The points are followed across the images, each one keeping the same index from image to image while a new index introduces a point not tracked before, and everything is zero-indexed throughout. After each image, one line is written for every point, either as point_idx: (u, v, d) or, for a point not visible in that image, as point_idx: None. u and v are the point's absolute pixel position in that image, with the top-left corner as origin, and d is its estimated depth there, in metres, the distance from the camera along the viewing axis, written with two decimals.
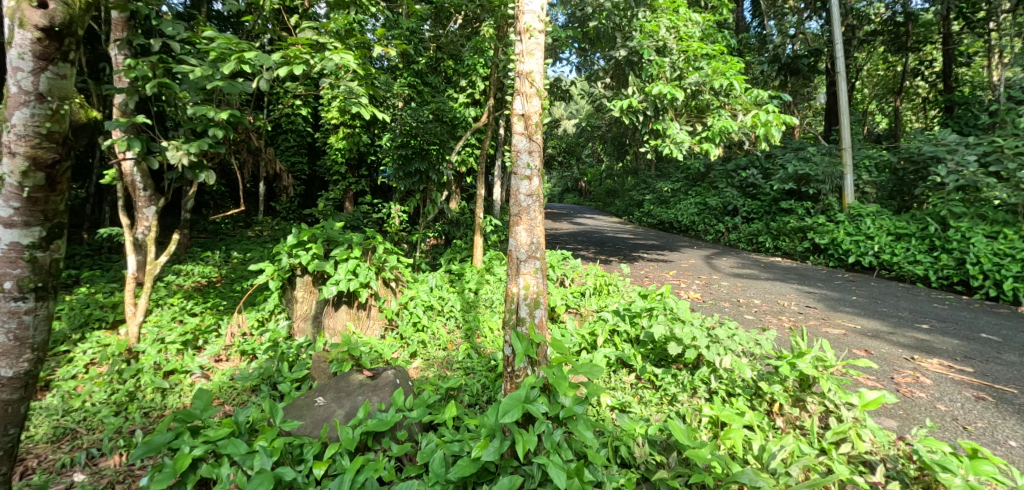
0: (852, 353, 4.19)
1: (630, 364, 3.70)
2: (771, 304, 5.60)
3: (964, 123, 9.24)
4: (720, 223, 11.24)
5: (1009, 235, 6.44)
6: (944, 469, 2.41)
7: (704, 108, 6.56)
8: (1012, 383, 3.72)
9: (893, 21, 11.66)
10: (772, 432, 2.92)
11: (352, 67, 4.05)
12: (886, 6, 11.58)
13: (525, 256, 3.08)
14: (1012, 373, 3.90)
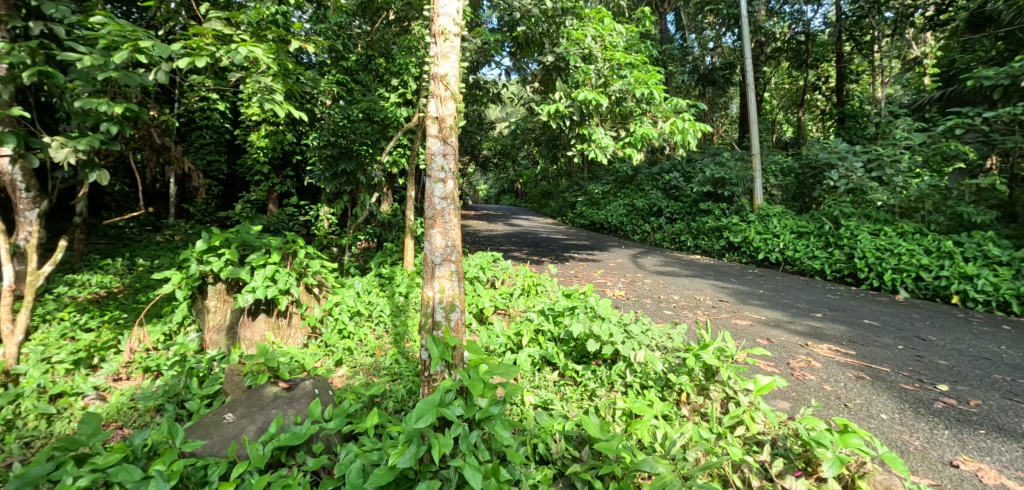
0: (755, 342, 4.50)
1: (554, 362, 3.79)
2: (687, 299, 5.91)
3: (853, 133, 10.45)
4: (646, 224, 11.68)
5: (888, 232, 7.15)
6: (819, 444, 2.63)
7: (627, 114, 6.80)
8: (887, 363, 4.15)
9: (795, 40, 12.57)
10: (678, 420, 3.09)
11: (262, 61, 3.82)
12: (790, 25, 12.52)
13: (440, 259, 3.08)
14: (888, 354, 4.35)
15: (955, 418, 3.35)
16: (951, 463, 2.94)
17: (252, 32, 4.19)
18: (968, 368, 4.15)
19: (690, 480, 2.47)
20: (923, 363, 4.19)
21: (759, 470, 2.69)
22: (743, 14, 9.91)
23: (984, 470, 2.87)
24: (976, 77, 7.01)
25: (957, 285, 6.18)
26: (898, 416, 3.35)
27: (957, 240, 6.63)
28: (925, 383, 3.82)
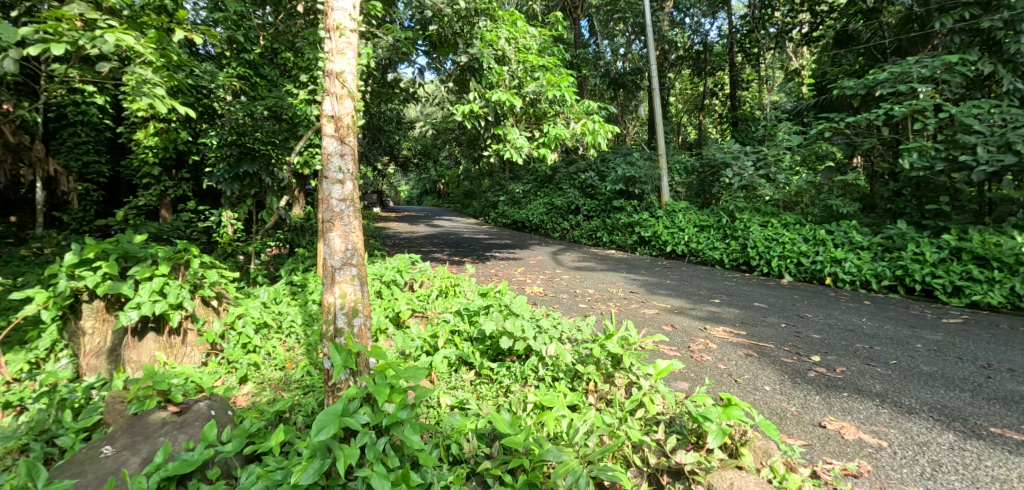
0: (660, 329, 4.78)
1: (470, 362, 3.79)
2: (601, 292, 6.13)
3: (746, 135, 11.31)
4: (565, 221, 11.96)
5: (775, 223, 7.84)
6: (705, 418, 2.84)
7: (540, 115, 6.91)
8: (771, 340, 4.56)
9: (695, 49, 13.79)
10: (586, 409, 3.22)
11: (135, 50, 3.47)
12: (690, 36, 13.47)
13: (341, 263, 3.00)
14: (772, 332, 4.79)
15: (824, 385, 3.75)
16: (819, 424, 3.28)
17: (127, 20, 3.82)
18: (837, 340, 4.65)
19: (592, 465, 2.59)
20: (801, 338, 4.64)
21: (656, 448, 2.84)
22: (648, 19, 10.29)
23: (845, 428, 3.24)
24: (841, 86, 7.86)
25: (829, 268, 6.86)
26: (779, 387, 3.70)
27: (829, 229, 7.38)
28: (802, 356, 4.25)
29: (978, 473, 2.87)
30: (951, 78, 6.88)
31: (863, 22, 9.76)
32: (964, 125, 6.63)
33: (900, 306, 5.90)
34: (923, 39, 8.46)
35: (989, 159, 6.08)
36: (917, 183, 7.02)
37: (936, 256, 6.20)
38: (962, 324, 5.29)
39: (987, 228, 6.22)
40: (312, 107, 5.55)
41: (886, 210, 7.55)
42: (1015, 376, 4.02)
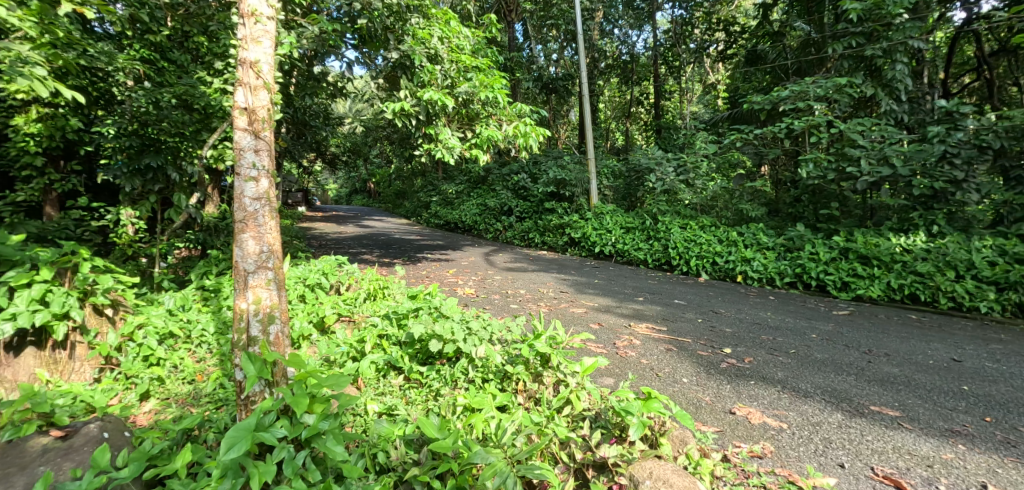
0: (588, 327, 4.90)
1: (399, 366, 3.68)
2: (533, 292, 6.17)
3: (669, 141, 11.90)
4: (497, 222, 11.95)
5: (693, 225, 8.28)
6: (627, 412, 2.89)
7: (473, 116, 6.83)
8: (688, 334, 4.84)
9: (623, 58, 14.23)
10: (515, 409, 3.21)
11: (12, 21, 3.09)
12: (618, 46, 14.02)
13: (255, 266, 2.81)
14: (689, 328, 5.06)
15: (734, 375, 4.00)
16: (729, 410, 3.48)
17: None
18: (746, 333, 4.98)
19: (519, 465, 2.57)
20: (715, 332, 4.96)
21: (582, 444, 2.87)
22: (579, 26, 10.48)
23: (751, 413, 3.45)
24: (750, 101, 8.65)
25: (739, 266, 7.34)
26: (695, 379, 3.91)
27: (740, 232, 7.88)
28: (715, 349, 4.52)
29: (861, 446, 3.14)
30: (840, 98, 7.81)
31: (768, 44, 10.55)
32: (850, 140, 7.48)
33: (798, 301, 6.41)
34: (817, 63, 9.53)
35: (870, 171, 7.04)
36: (814, 190, 7.90)
37: (829, 256, 6.83)
38: (849, 315, 5.83)
39: (868, 231, 6.94)
40: (227, 97, 5.23)
41: (788, 214, 8.24)
42: (892, 361, 4.48)
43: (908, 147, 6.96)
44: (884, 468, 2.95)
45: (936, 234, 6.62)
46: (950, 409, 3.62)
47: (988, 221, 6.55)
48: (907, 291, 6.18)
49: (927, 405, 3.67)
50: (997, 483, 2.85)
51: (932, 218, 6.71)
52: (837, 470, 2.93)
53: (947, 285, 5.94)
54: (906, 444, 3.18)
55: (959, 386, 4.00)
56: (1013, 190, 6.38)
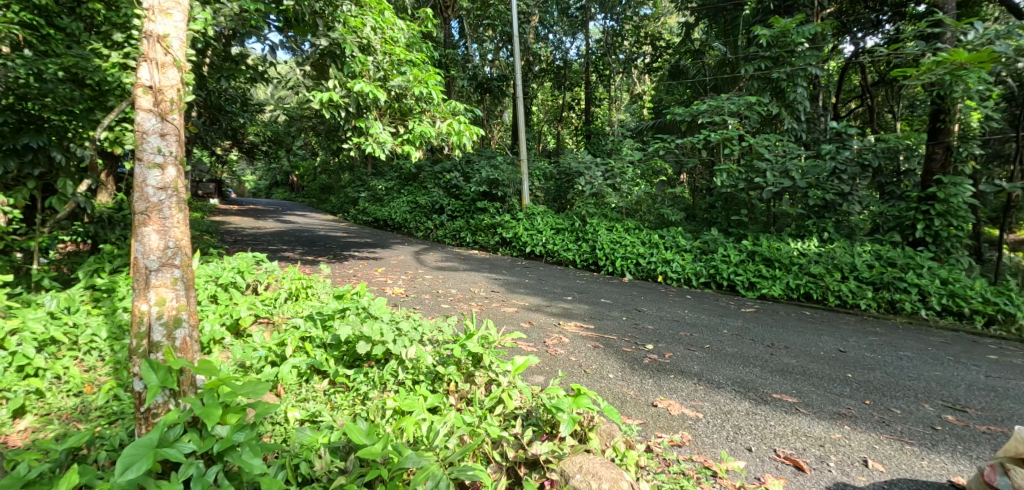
0: (519, 326, 4.88)
1: (323, 370, 3.46)
2: (464, 292, 6.07)
3: (598, 146, 12.21)
4: (428, 221, 11.66)
5: (619, 228, 8.55)
6: (557, 409, 2.87)
7: (406, 111, 6.61)
8: (614, 332, 4.96)
9: (557, 63, 14.40)
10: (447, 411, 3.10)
11: None
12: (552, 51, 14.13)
13: (158, 264, 2.54)
14: (615, 325, 5.18)
15: (656, 369, 4.12)
16: (652, 403, 3.57)
17: None
18: (666, 329, 5.17)
19: (452, 467, 2.46)
20: (638, 329, 5.12)
21: (514, 442, 2.81)
22: (515, 26, 10.43)
23: (672, 405, 3.56)
24: (671, 113, 9.12)
25: (660, 267, 7.64)
26: (621, 374, 3.99)
27: (661, 235, 8.28)
28: (639, 345, 4.64)
29: (766, 431, 3.31)
30: (751, 115, 8.45)
31: (689, 61, 11.75)
32: (758, 153, 8.16)
33: (713, 299, 6.76)
34: (731, 81, 10.46)
35: (774, 182, 7.74)
36: (726, 198, 8.40)
37: (737, 258, 7.33)
38: (756, 312, 6.22)
39: (771, 236, 7.56)
40: (127, 75, 4.74)
41: (703, 219, 8.75)
42: (790, 352, 4.81)
43: (806, 164, 7.76)
44: (784, 450, 3.13)
45: (826, 241, 7.35)
46: (837, 394, 3.93)
47: (867, 229, 7.45)
48: (803, 291, 6.73)
49: (820, 391, 3.96)
50: (877, 459, 3.10)
51: (823, 226, 7.45)
52: (745, 453, 3.07)
53: (837, 285, 6.55)
54: (801, 426, 3.39)
55: (845, 374, 4.36)
56: (885, 203, 7.48)
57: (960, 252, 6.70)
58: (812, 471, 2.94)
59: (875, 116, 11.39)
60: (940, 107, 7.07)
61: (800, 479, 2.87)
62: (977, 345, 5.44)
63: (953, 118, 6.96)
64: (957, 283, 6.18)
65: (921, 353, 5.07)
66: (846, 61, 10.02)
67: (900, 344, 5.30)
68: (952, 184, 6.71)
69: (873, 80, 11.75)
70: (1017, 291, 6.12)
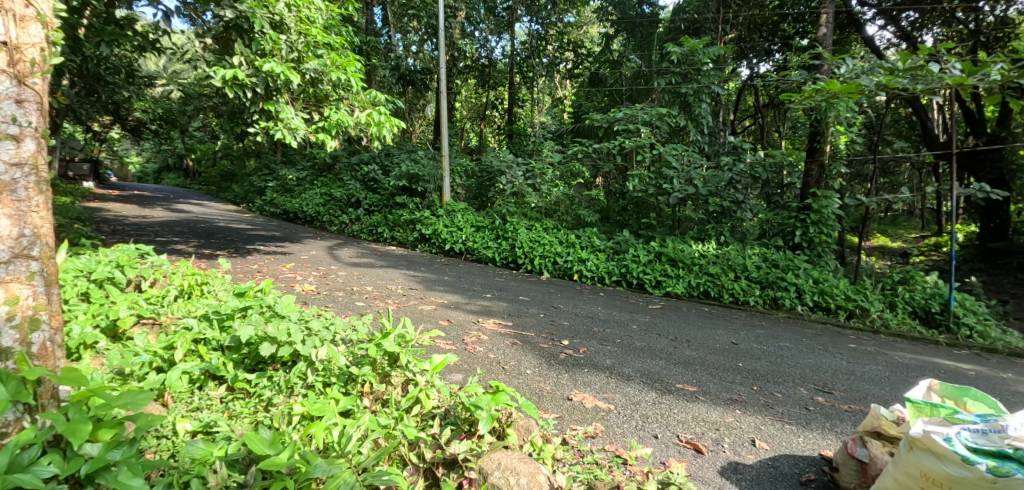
0: (437, 323, 4.74)
1: (220, 376, 3.14)
2: (380, 289, 5.81)
3: (519, 147, 12.27)
4: (343, 215, 10.99)
5: (538, 227, 8.62)
6: (476, 407, 2.76)
7: (322, 98, 6.19)
8: (532, 328, 4.96)
9: (482, 61, 14.28)
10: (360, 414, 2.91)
11: None
12: (477, 48, 13.93)
13: (10, 255, 2.17)
14: (533, 322, 5.19)
15: (572, 364, 4.16)
16: (567, 397, 3.58)
17: None
18: (581, 325, 5.27)
19: (365, 473, 2.29)
20: (555, 325, 5.16)
21: (432, 443, 2.69)
22: (440, 18, 10.17)
23: (586, 398, 3.59)
24: (590, 117, 9.33)
25: (576, 266, 7.78)
26: (538, 370, 3.98)
27: (577, 235, 8.47)
28: (556, 341, 4.67)
29: (670, 418, 3.43)
30: (662, 125, 8.85)
31: (608, 70, 12.31)
32: (666, 161, 8.61)
33: (625, 297, 6.97)
34: (645, 92, 11.02)
35: (680, 188, 8.20)
36: (638, 202, 8.72)
37: (646, 258, 7.66)
38: (662, 309, 6.49)
39: (676, 238, 8.04)
40: None
41: (616, 221, 9.05)
42: (691, 345, 5.06)
43: (708, 172, 8.24)
44: (686, 435, 3.25)
45: (722, 244, 7.97)
46: (729, 382, 4.17)
47: (756, 234, 8.14)
48: (702, 289, 7.18)
49: (715, 379, 4.18)
50: (763, 438, 3.30)
51: (720, 230, 8.07)
52: (652, 440, 3.16)
53: (730, 283, 7.11)
54: (700, 413, 3.55)
55: (737, 364, 4.65)
56: (771, 211, 8.22)
57: (828, 255, 7.56)
58: (709, 452, 3.08)
59: (765, 134, 12.42)
60: (816, 130, 7.98)
61: (700, 461, 2.99)
62: (840, 336, 6.14)
63: (826, 139, 7.87)
64: (826, 283, 6.96)
65: (798, 343, 5.55)
66: (742, 82, 11.13)
67: (781, 336, 5.78)
68: (824, 196, 7.55)
69: (764, 101, 12.82)
70: (871, 290, 7.02)
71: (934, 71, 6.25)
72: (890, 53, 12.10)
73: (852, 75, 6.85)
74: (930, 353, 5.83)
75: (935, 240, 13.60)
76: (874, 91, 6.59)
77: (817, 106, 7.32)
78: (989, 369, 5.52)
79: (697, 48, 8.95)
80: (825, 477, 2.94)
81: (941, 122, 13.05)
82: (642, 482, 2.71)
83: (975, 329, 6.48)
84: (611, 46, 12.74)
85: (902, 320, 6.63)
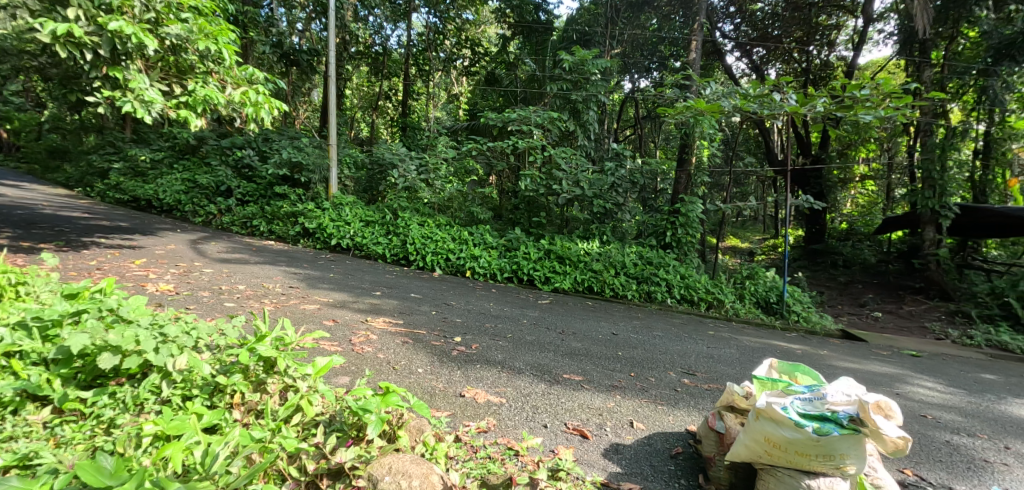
0: (322, 324, 4.37)
1: (44, 396, 2.59)
2: (255, 288, 5.25)
3: (412, 140, 11.92)
4: (209, 205, 9.81)
5: (432, 224, 8.39)
6: (365, 410, 2.56)
7: (185, 68, 5.41)
8: (424, 326, 4.76)
9: (375, 49, 13.63)
10: (229, 428, 2.54)
11: None
12: (371, 34, 13.26)
13: None
14: (425, 319, 5.00)
15: (464, 360, 4.03)
16: (459, 393, 3.44)
17: None
18: (474, 321, 5.16)
19: None
20: (447, 322, 5.00)
21: (314, 454, 2.43)
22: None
23: (478, 393, 3.48)
24: (484, 116, 9.24)
25: (469, 262, 7.67)
26: (430, 368, 3.79)
27: (470, 231, 8.37)
28: (448, 338, 4.52)
29: (558, 407, 3.44)
30: (553, 128, 9.04)
31: (504, 70, 12.34)
32: (556, 163, 8.76)
33: (516, 293, 6.99)
34: (537, 96, 10.98)
35: (568, 189, 8.42)
36: (530, 202, 8.80)
37: (536, 255, 7.76)
38: (551, 303, 6.59)
39: (563, 236, 8.23)
40: None
41: (509, 219, 9.07)
42: (577, 337, 5.16)
43: (592, 175, 8.54)
44: (573, 422, 3.27)
45: (605, 243, 8.29)
46: (610, 369, 4.30)
47: (634, 234, 8.59)
48: (587, 284, 7.44)
49: (598, 368, 4.29)
50: (639, 419, 3.42)
51: (603, 230, 8.41)
52: (542, 430, 3.13)
53: (611, 279, 7.44)
54: (585, 400, 3.60)
55: (616, 352, 4.82)
56: (648, 212, 8.71)
57: (692, 254, 8.24)
58: (594, 437, 3.13)
59: (644, 142, 13.22)
60: (685, 143, 8.65)
61: (586, 445, 3.02)
62: (701, 324, 6.72)
63: (692, 151, 8.55)
64: (690, 278, 7.61)
65: (668, 332, 5.93)
66: (625, 95, 11.75)
67: (654, 326, 6.16)
68: (690, 201, 8.18)
69: (643, 113, 13.65)
70: (725, 284, 7.80)
71: (777, 100, 6.95)
72: (744, 81, 13.78)
73: (716, 96, 7.45)
74: (771, 337, 6.56)
75: (773, 241, 15.45)
76: (730, 113, 7.21)
77: (686, 120, 7.96)
78: (812, 347, 6.31)
79: (586, 58, 9.46)
80: (691, 449, 3.12)
81: (780, 143, 14.91)
82: (533, 471, 2.65)
83: (801, 315, 7.51)
84: (508, 48, 12.77)
85: (749, 308, 7.50)
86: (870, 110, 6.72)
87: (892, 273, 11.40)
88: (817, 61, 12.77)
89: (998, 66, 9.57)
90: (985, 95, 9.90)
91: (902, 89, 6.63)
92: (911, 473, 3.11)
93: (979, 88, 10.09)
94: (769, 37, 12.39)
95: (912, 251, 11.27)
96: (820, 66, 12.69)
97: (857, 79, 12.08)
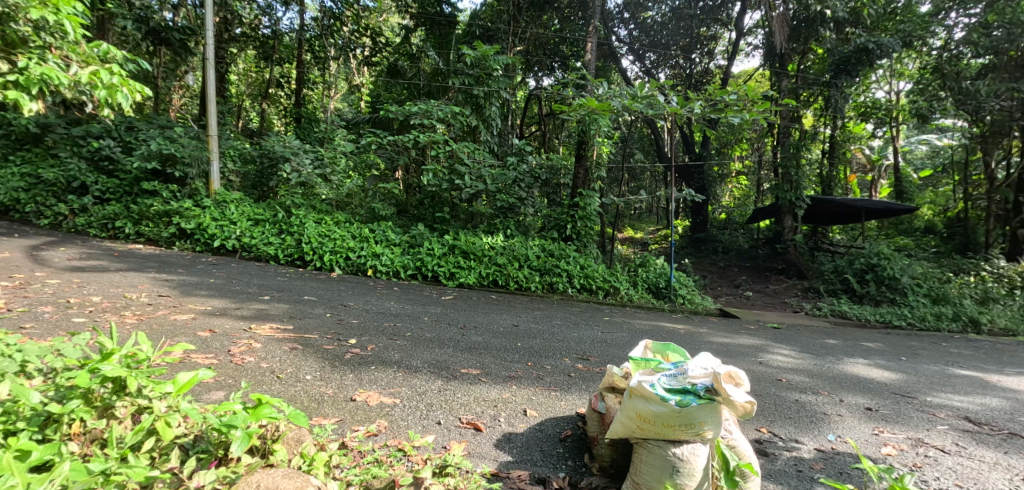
0: (196, 336, 3.97)
1: None
2: (113, 299, 4.67)
3: (306, 133, 11.28)
4: (59, 204, 8.56)
5: (329, 221, 7.99)
6: (230, 426, 2.32)
7: (16, 42, 4.16)
8: (315, 330, 4.50)
9: (263, 33, 12.66)
10: (67, 461, 2.22)
11: None
12: (258, 16, 12.30)
13: None
14: (317, 322, 4.74)
15: (357, 363, 3.86)
16: (350, 398, 3.29)
17: None
18: (370, 321, 4.99)
19: None
20: (342, 324, 4.77)
21: (170, 481, 2.20)
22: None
23: (371, 396, 3.34)
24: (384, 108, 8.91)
25: (370, 260, 7.41)
26: (319, 374, 3.59)
27: (371, 228, 8.10)
28: (341, 341, 4.31)
29: (453, 403, 3.40)
30: (456, 123, 8.94)
31: (405, 62, 11.99)
32: (459, 158, 8.68)
33: (417, 290, 6.85)
34: (442, 89, 10.90)
35: (471, 185, 8.39)
36: (432, 197, 8.67)
37: (439, 250, 7.66)
38: (454, 299, 6.52)
39: (468, 232, 8.18)
40: None
41: (413, 215, 8.88)
42: (478, 331, 5.16)
43: (496, 171, 8.52)
44: (467, 416, 3.25)
45: (509, 237, 8.39)
46: (508, 360, 4.33)
47: (536, 227, 8.78)
48: (491, 278, 7.50)
49: (496, 360, 4.31)
50: (533, 406, 3.47)
51: (507, 224, 8.51)
52: (435, 427, 3.07)
53: (515, 272, 7.55)
54: (480, 392, 3.60)
55: (516, 343, 4.89)
56: (550, 207, 8.90)
57: (592, 245, 8.59)
58: (487, 429, 3.13)
59: (547, 138, 13.46)
60: (583, 140, 8.97)
61: (478, 438, 3.01)
62: (597, 311, 7.00)
63: (590, 148, 8.87)
64: (588, 267, 7.89)
65: (565, 320, 6.11)
66: (528, 92, 11.91)
67: (553, 315, 6.32)
68: (587, 194, 8.51)
69: (545, 110, 13.90)
70: (621, 272, 8.19)
71: (661, 100, 7.41)
72: (637, 82, 14.47)
73: (608, 95, 7.70)
74: (658, 319, 6.99)
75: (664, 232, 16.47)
76: (621, 111, 7.55)
77: (583, 118, 8.25)
78: (693, 326, 6.79)
79: (488, 54, 9.38)
80: (579, 431, 3.21)
81: (669, 140, 15.91)
82: (420, 471, 2.59)
83: (686, 297, 8.09)
84: (410, 40, 12.52)
85: (641, 294, 7.94)
86: (737, 113, 7.33)
87: (761, 258, 12.64)
88: (699, 68, 13.78)
89: (839, 79, 10.93)
90: (829, 104, 11.19)
91: (763, 95, 7.32)
92: (766, 431, 3.43)
93: (823, 98, 11.35)
94: (659, 42, 13.14)
95: (775, 237, 12.51)
96: (701, 72, 13.72)
97: (731, 86, 13.15)
